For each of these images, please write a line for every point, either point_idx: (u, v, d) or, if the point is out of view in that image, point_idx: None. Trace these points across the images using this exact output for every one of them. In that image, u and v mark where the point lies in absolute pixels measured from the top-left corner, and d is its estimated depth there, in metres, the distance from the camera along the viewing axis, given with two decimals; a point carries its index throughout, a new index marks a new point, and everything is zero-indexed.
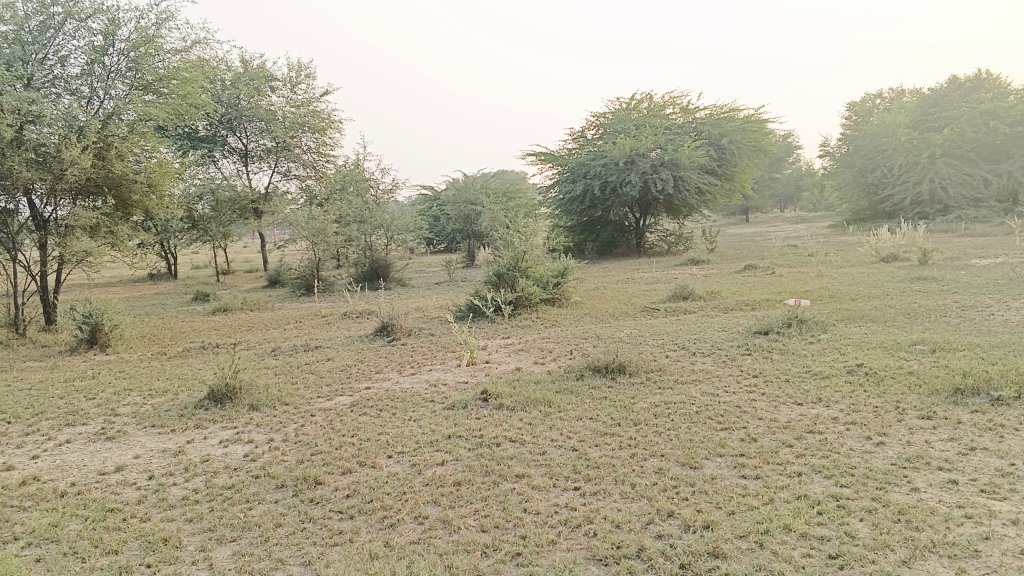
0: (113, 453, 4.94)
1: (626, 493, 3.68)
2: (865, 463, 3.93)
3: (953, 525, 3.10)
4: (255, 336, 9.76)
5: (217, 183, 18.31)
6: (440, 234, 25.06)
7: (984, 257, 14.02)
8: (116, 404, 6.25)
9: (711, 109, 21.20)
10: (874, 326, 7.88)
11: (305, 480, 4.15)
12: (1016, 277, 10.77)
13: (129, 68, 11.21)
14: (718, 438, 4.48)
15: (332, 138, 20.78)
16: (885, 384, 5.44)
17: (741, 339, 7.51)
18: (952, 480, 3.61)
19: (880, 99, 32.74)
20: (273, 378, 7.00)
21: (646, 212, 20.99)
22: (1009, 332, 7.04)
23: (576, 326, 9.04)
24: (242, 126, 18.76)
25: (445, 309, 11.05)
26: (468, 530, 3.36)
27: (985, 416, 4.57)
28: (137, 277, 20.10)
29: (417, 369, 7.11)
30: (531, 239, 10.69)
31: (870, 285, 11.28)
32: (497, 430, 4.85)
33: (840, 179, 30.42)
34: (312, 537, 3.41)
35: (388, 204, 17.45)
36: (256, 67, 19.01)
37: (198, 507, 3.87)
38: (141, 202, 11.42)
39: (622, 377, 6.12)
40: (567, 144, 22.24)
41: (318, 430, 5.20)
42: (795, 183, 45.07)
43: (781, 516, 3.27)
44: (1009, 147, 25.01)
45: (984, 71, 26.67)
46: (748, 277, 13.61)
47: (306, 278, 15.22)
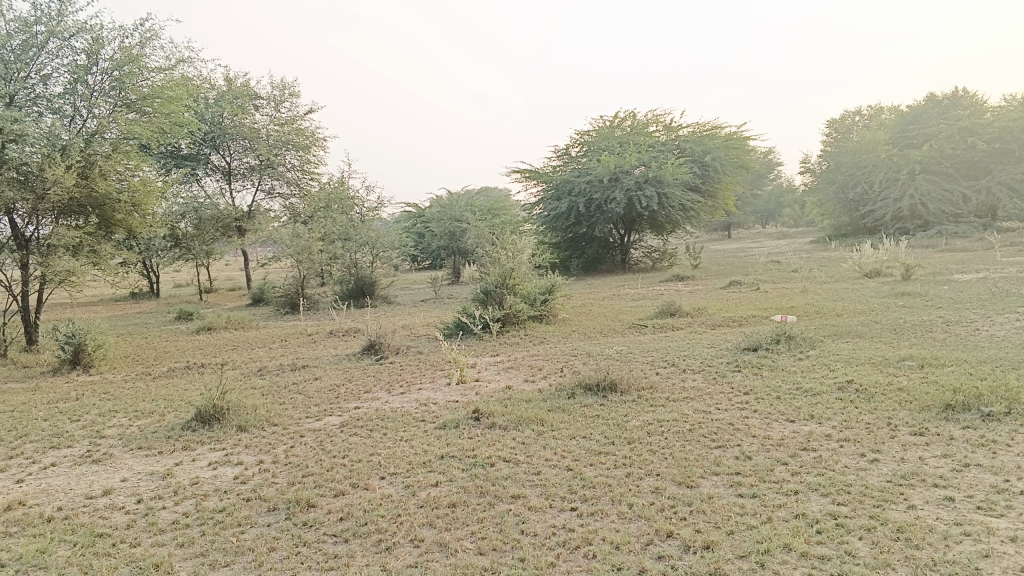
0: (100, 476, 4.85)
1: (624, 513, 3.66)
2: (861, 480, 3.93)
3: (953, 543, 3.10)
4: (240, 355, 9.67)
5: (200, 201, 18.20)
6: (424, 251, 25.02)
7: (965, 272, 14.18)
8: (101, 425, 6.16)
9: (693, 127, 21.39)
10: (861, 342, 7.93)
11: (298, 503, 4.09)
12: (998, 292, 10.87)
13: (113, 86, 11.13)
14: (713, 456, 4.47)
15: (316, 156, 20.73)
16: (876, 401, 5.45)
17: (730, 355, 7.52)
18: (948, 497, 3.61)
19: (859, 116, 33.13)
20: (260, 398, 6.93)
21: (630, 228, 21.08)
22: (995, 347, 7.09)
23: (565, 343, 9.02)
24: (225, 144, 18.70)
25: (432, 327, 11.01)
26: (466, 553, 3.32)
27: (977, 432, 4.59)
28: (118, 296, 19.89)
29: (406, 388, 7.06)
30: (518, 256, 10.68)
31: (856, 300, 11.35)
32: (491, 450, 4.81)
33: (821, 195, 30.70)
34: (307, 562, 3.36)
35: (373, 222, 17.40)
36: (240, 85, 18.98)
37: (189, 531, 3.81)
38: (125, 221, 11.30)
39: (614, 395, 6.10)
40: (551, 161, 22.31)
41: (309, 451, 5.14)
42: (776, 200, 45.47)
43: (780, 535, 3.25)
44: (987, 163, 25.32)
45: (960, 89, 27.07)
46: (733, 294, 13.67)
47: (291, 296, 15.12)
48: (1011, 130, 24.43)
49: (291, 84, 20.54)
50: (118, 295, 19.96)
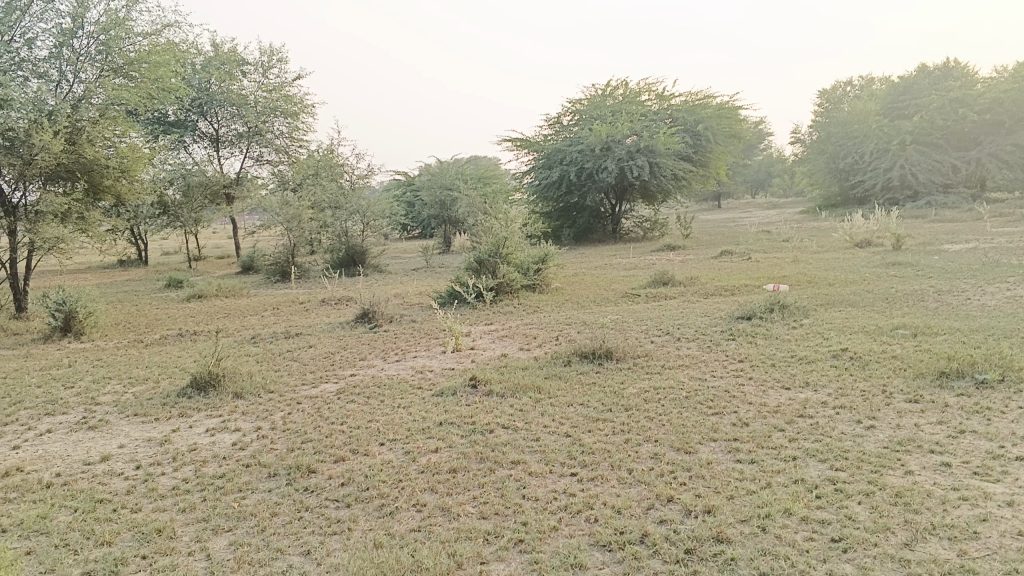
0: (97, 442, 4.85)
1: (624, 479, 3.68)
2: (858, 446, 3.97)
3: (951, 507, 3.13)
4: (233, 323, 9.63)
5: (188, 168, 18.02)
6: (415, 220, 24.90)
7: (955, 242, 14.23)
8: (96, 392, 6.14)
9: (685, 96, 21.26)
10: (853, 311, 7.97)
11: (298, 468, 4.10)
12: (989, 262, 10.92)
13: (100, 51, 11.00)
14: (710, 422, 4.49)
15: (305, 123, 20.50)
16: (870, 368, 5.49)
17: (724, 324, 7.54)
18: (944, 463, 3.65)
19: (850, 86, 33.00)
20: (255, 366, 6.92)
21: (621, 198, 21.03)
22: (987, 316, 7.14)
23: (558, 312, 9.03)
24: (213, 110, 18.47)
25: (425, 296, 10.99)
26: (468, 518, 3.35)
27: (971, 399, 4.64)
28: (106, 263, 19.74)
29: (402, 356, 7.06)
30: (511, 225, 10.67)
31: (847, 270, 11.38)
32: (489, 417, 4.82)
33: (812, 165, 30.66)
34: (310, 526, 3.36)
35: (363, 190, 17.26)
36: (227, 50, 18.71)
37: (190, 497, 3.81)
38: (113, 187, 11.16)
39: (610, 363, 6.12)
40: (542, 130, 22.15)
41: (306, 417, 5.14)
42: (766, 170, 45.39)
43: (780, 499, 3.29)
44: (977, 134, 25.29)
45: (953, 59, 26.96)
46: (725, 263, 13.69)
47: (281, 265, 15.04)
48: (1002, 101, 24.35)
49: (279, 50, 20.25)
50: (106, 263, 19.80)
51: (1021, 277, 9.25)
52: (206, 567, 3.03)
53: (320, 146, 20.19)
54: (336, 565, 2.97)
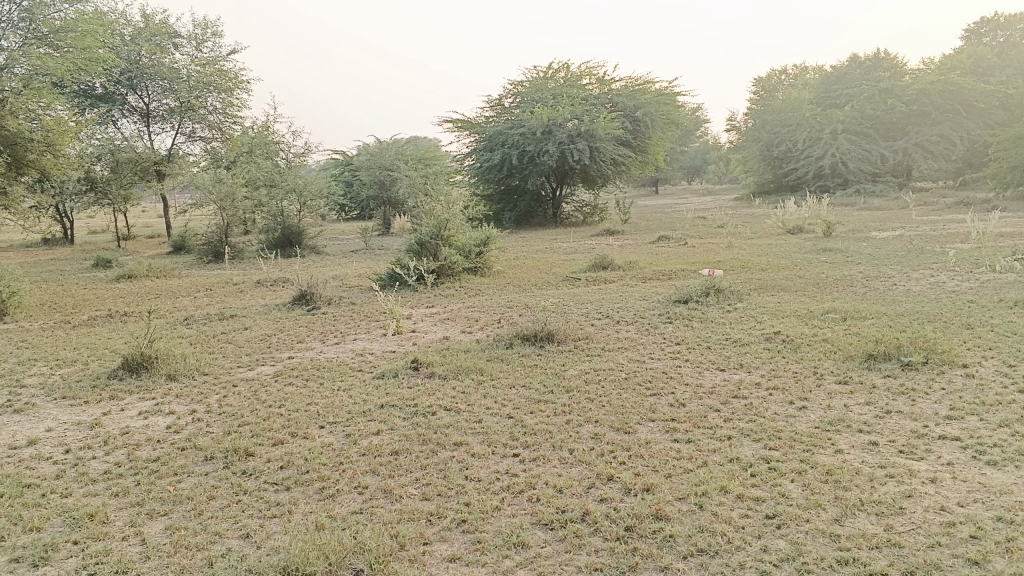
0: (23, 426, 4.68)
1: (565, 459, 3.72)
2: (790, 426, 4.09)
3: (878, 484, 3.26)
4: (165, 304, 9.40)
5: (117, 143, 17.42)
6: (353, 201, 24.55)
7: (883, 230, 14.71)
8: (20, 375, 5.93)
9: (626, 81, 21.40)
10: (786, 295, 8.17)
11: (236, 452, 4.03)
12: (914, 249, 11.31)
13: (22, 18, 10.80)
14: (649, 403, 4.57)
15: (240, 99, 19.99)
16: (802, 351, 5.66)
17: (662, 307, 7.66)
18: (872, 442, 3.79)
19: (785, 75, 33.64)
20: (188, 348, 6.76)
21: (562, 182, 21.15)
22: (912, 301, 7.40)
23: (500, 295, 9.04)
24: (143, 84, 17.86)
25: (364, 278, 10.87)
26: (411, 499, 3.34)
27: (897, 381, 4.82)
28: (29, 241, 18.98)
29: (341, 338, 6.99)
30: (453, 207, 10.58)
31: (780, 255, 11.66)
32: (431, 399, 4.82)
33: (747, 153, 31.24)
34: (248, 510, 3.31)
35: (301, 168, 16.93)
36: (158, 22, 18.11)
37: (122, 481, 3.71)
38: (37, 161, 10.74)
39: (551, 346, 6.16)
40: (484, 112, 22.06)
41: (243, 400, 5.06)
42: (702, 156, 46.00)
43: (716, 478, 3.37)
44: (904, 125, 26.07)
45: (883, 51, 27.77)
46: (662, 247, 13.91)
47: (214, 245, 14.71)
48: (928, 93, 25.01)
49: (213, 23, 19.69)
50: (28, 241, 19.05)
51: (944, 264, 9.60)
52: (141, 551, 2.97)
53: (255, 122, 19.72)
54: (277, 547, 2.94)
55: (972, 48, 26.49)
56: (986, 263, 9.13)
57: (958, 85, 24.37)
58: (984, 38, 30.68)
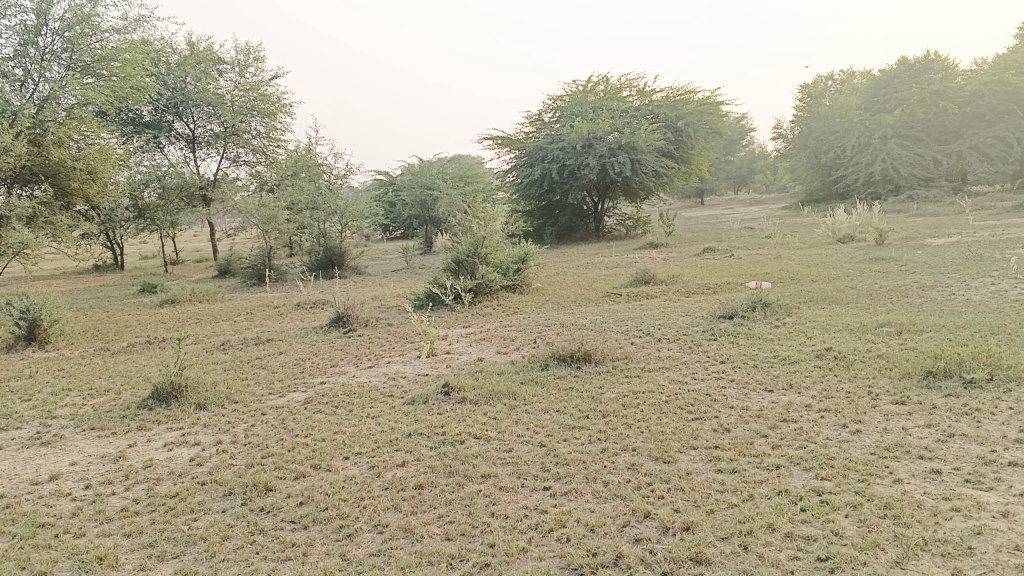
0: (48, 460, 4.60)
1: (599, 493, 3.48)
2: (844, 452, 3.78)
3: (943, 519, 2.96)
4: (204, 329, 9.38)
5: (163, 170, 17.66)
6: (395, 220, 24.64)
7: (938, 236, 14.18)
8: (52, 405, 5.87)
9: (667, 92, 21.10)
10: (837, 308, 7.83)
11: (256, 487, 3.87)
12: (972, 256, 10.81)
13: (64, 49, 10.84)
14: (690, 429, 4.30)
15: (283, 123, 20.18)
16: (856, 368, 5.33)
17: (706, 323, 7.36)
18: (935, 470, 3.48)
19: (831, 80, 32.81)
20: (221, 374, 6.67)
21: (604, 195, 20.91)
22: (972, 311, 7.00)
23: (538, 313, 8.84)
24: (188, 110, 18.10)
25: (402, 298, 10.75)
26: (433, 539, 3.14)
27: (959, 400, 4.47)
28: (81, 268, 19.37)
29: (375, 361, 6.85)
30: (490, 225, 10.41)
31: (830, 266, 11.26)
32: (461, 426, 4.62)
33: (794, 160, 30.63)
34: (262, 551, 3.15)
35: (342, 190, 16.98)
36: (203, 50, 18.37)
37: (138, 519, 3.57)
38: (82, 190, 10.93)
39: (588, 367, 5.93)
40: (523, 128, 21.98)
41: (270, 429, 4.92)
42: (748, 165, 45.33)
43: (763, 514, 3.09)
44: (957, 128, 25.32)
45: (932, 52, 27.05)
46: (707, 260, 13.57)
47: (256, 267, 14.76)
48: (981, 94, 24.44)
49: (255, 49, 19.94)
50: (80, 268, 19.44)
51: (1005, 271, 9.13)
52: None
53: (297, 146, 19.85)
54: None
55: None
56: None
57: (1012, 84, 23.81)
58: None
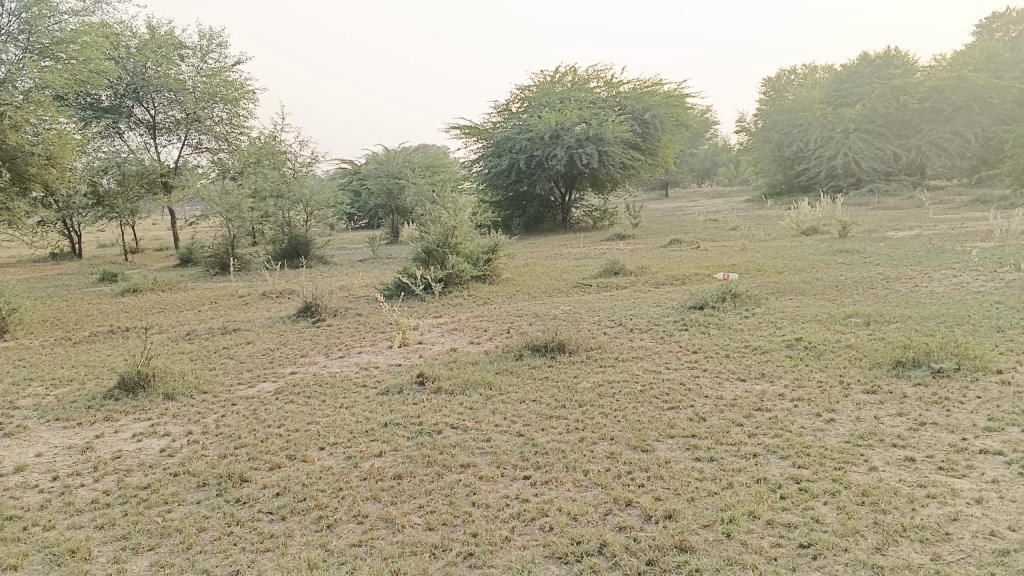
0: (11, 451, 4.48)
1: (580, 481, 3.48)
2: (820, 441, 3.83)
3: (919, 506, 3.01)
4: (169, 318, 9.21)
5: (123, 157, 17.28)
6: (361, 210, 24.46)
7: (899, 229, 14.42)
8: (14, 395, 5.71)
9: (634, 84, 21.17)
10: (805, 299, 7.92)
11: (230, 477, 3.81)
12: (933, 249, 11.02)
13: (22, 30, 10.60)
14: (667, 418, 4.32)
15: (246, 110, 19.86)
16: (826, 358, 5.40)
17: (676, 314, 7.40)
18: (909, 458, 3.53)
19: (794, 74, 33.18)
20: (189, 364, 6.55)
21: (571, 186, 20.94)
22: (936, 303, 7.13)
23: (509, 303, 8.83)
24: (149, 96, 17.74)
25: (371, 288, 10.67)
26: (414, 529, 3.11)
27: (928, 389, 4.55)
28: (37, 256, 18.90)
29: (346, 351, 6.78)
30: (460, 214, 10.37)
31: (796, 257, 11.40)
32: (436, 416, 4.59)
33: (757, 154, 30.95)
34: (240, 543, 3.09)
35: (308, 178, 16.75)
36: (164, 34, 18.00)
37: (109, 511, 3.50)
38: (40, 176, 10.50)
39: (562, 356, 5.93)
40: (490, 118, 21.89)
41: (241, 420, 4.84)
42: (712, 158, 45.72)
43: (744, 502, 3.12)
44: (917, 123, 25.76)
45: (892, 49, 27.48)
46: (674, 251, 13.67)
47: (221, 256, 14.54)
48: (940, 89, 24.88)
49: (218, 34, 19.59)
50: (37, 256, 18.97)
51: (966, 263, 9.32)
52: None
53: (261, 133, 19.55)
54: None
55: (984, 43, 26.11)
56: (1010, 262, 8.84)
57: (970, 81, 24.27)
58: (996, 33, 30.23)
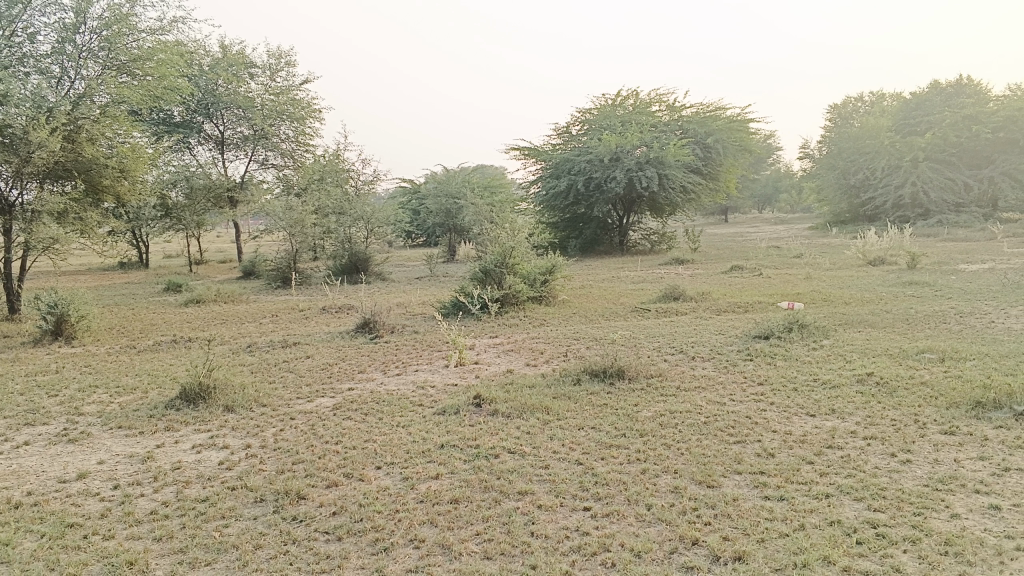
0: (75, 457, 4.54)
1: (642, 516, 3.36)
2: (896, 483, 3.65)
3: (1008, 559, 2.82)
4: (230, 330, 9.34)
5: (192, 170, 17.74)
6: (419, 228, 24.71)
7: (971, 262, 13.94)
8: (79, 402, 5.82)
9: (696, 108, 20.97)
10: (874, 332, 7.66)
11: (287, 494, 3.79)
12: (1008, 284, 10.59)
13: (101, 47, 10.77)
14: (732, 452, 4.17)
15: (312, 128, 20.23)
16: (900, 395, 5.18)
17: (740, 343, 7.21)
18: (993, 505, 3.34)
19: (861, 102, 32.56)
20: (249, 377, 6.60)
21: (629, 210, 20.79)
22: (1015, 341, 6.82)
23: (566, 326, 8.73)
24: (219, 112, 18.21)
25: (428, 306, 10.67)
26: (471, 557, 3.04)
27: (1012, 433, 4.31)
28: (106, 265, 19.47)
29: (403, 369, 6.77)
30: (519, 235, 10.34)
31: (862, 288, 11.08)
32: (494, 440, 4.52)
33: (821, 181, 30.37)
34: (296, 562, 3.06)
35: (369, 195, 16.94)
36: (235, 53, 18.47)
37: (167, 523, 3.50)
38: (112, 187, 10.81)
39: (621, 383, 5.80)
40: (551, 140, 21.94)
41: (300, 435, 4.84)
42: (773, 185, 45.05)
43: (817, 546, 2.97)
44: (989, 153, 25.03)
45: (965, 77, 26.78)
46: (736, 278, 13.43)
47: (282, 270, 14.75)
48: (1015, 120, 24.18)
49: (287, 53, 20.03)
50: (106, 265, 19.55)
51: None
52: None
53: (325, 150, 19.88)
54: None
55: None
56: None
57: None
58: None
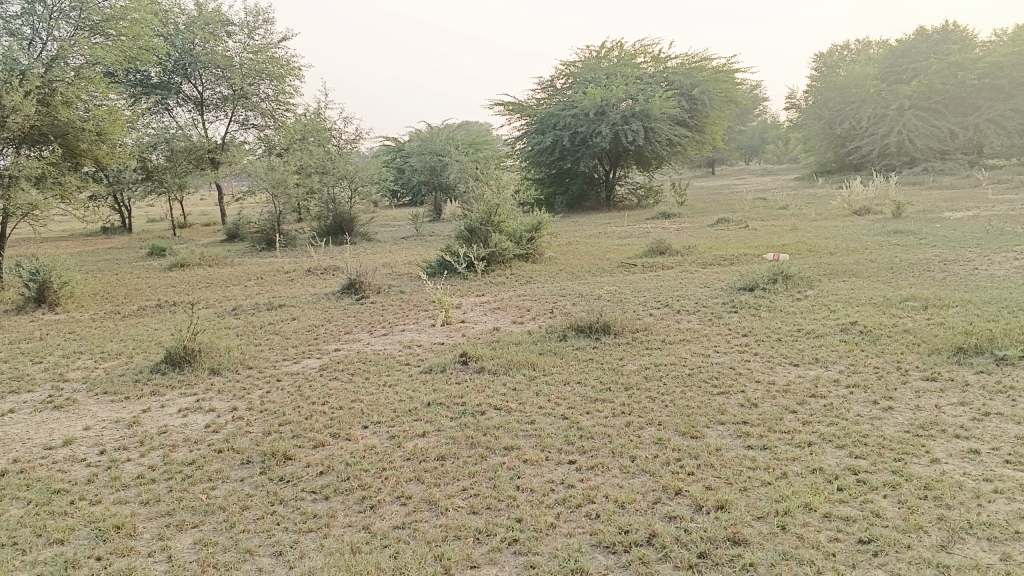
0: (61, 424, 4.52)
1: (627, 467, 3.39)
2: (877, 430, 3.68)
3: (985, 502, 2.86)
4: (215, 293, 9.29)
5: (172, 132, 17.48)
6: (404, 186, 24.52)
7: (957, 210, 13.96)
8: (64, 368, 5.80)
9: (682, 58, 20.73)
10: (859, 281, 7.68)
11: (274, 455, 3.80)
12: (993, 230, 10.63)
13: (72, 7, 10.52)
14: (716, 403, 4.20)
15: (292, 86, 19.92)
16: (882, 343, 5.22)
17: (726, 295, 7.23)
18: (973, 450, 3.38)
19: (847, 50, 32.28)
20: (235, 340, 6.59)
21: (615, 164, 20.66)
22: (997, 287, 6.85)
23: (553, 283, 8.72)
24: (196, 72, 17.89)
25: (414, 266, 10.62)
26: (457, 513, 3.06)
27: (993, 378, 4.36)
28: (89, 231, 19.26)
29: (389, 329, 6.75)
30: (504, 192, 10.26)
31: (847, 238, 11.09)
32: (480, 397, 4.53)
33: (807, 131, 30.23)
34: (283, 523, 3.07)
35: (352, 155, 16.76)
36: (211, 11, 18.08)
37: (154, 487, 3.50)
38: (91, 151, 10.62)
39: (607, 338, 5.82)
40: (535, 94, 21.68)
41: (286, 396, 4.84)
42: (760, 136, 44.84)
43: (799, 493, 3.00)
44: (975, 100, 24.93)
45: (951, 23, 26.56)
46: (722, 231, 13.42)
47: (266, 232, 14.63)
48: (1001, 66, 24.05)
49: (265, 10, 19.63)
50: (89, 230, 19.34)
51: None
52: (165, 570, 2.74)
53: (306, 109, 19.60)
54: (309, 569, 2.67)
55: None
56: None
57: None
58: None
